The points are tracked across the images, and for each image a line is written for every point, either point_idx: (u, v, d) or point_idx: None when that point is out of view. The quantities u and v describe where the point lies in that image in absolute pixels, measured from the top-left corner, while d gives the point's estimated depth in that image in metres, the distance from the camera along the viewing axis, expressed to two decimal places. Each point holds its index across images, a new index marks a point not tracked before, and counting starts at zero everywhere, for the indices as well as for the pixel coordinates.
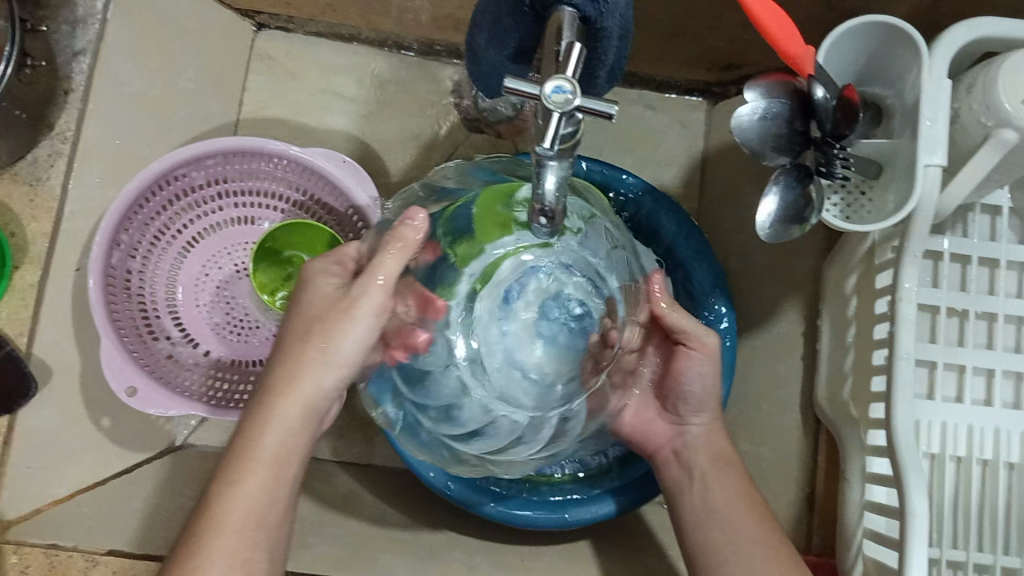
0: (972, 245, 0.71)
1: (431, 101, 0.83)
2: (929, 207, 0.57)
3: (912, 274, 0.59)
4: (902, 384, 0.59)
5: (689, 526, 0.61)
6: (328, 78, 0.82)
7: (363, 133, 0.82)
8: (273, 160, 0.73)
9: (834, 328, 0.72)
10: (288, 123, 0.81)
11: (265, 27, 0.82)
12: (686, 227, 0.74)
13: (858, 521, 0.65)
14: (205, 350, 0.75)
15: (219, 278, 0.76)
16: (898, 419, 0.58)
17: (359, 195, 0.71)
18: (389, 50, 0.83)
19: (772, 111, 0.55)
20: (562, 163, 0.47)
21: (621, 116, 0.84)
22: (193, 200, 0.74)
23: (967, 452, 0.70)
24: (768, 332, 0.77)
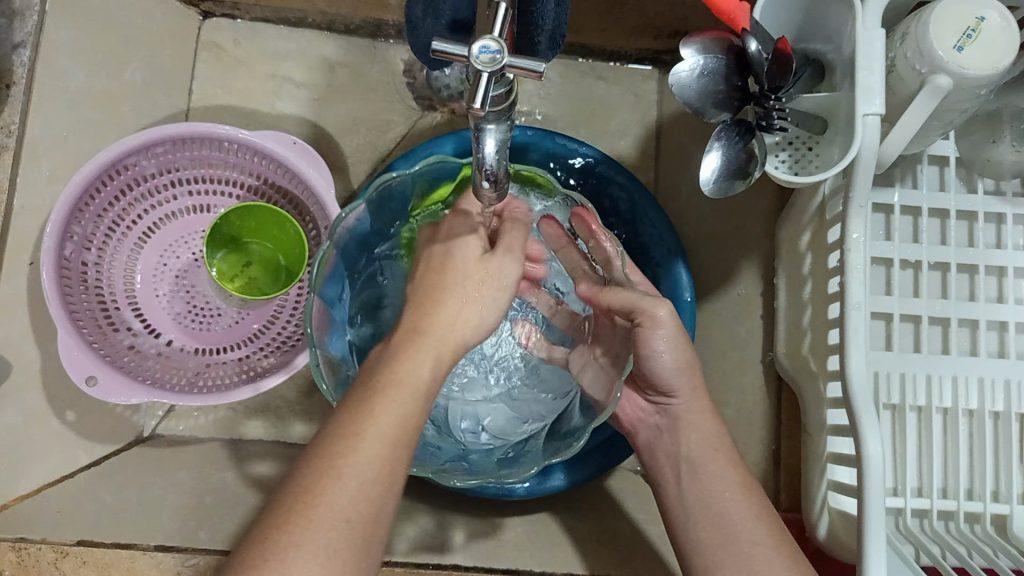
0: (922, 195, 0.69)
1: (382, 82, 0.83)
2: (870, 155, 0.57)
3: (860, 224, 0.59)
4: (854, 334, 0.58)
5: (678, 502, 0.58)
6: (276, 64, 0.82)
7: (315, 116, 0.82)
8: (224, 145, 0.73)
9: (790, 284, 0.72)
10: (238, 110, 0.82)
11: (210, 16, 0.82)
12: (638, 194, 0.73)
13: (822, 476, 0.64)
14: (167, 340, 0.75)
15: (177, 267, 0.76)
16: (852, 370, 0.57)
17: (310, 176, 0.71)
18: (338, 33, 0.83)
19: (709, 67, 0.56)
20: (499, 127, 0.47)
21: (572, 88, 0.85)
22: (146, 189, 0.74)
23: (928, 401, 0.66)
24: (728, 294, 0.77)
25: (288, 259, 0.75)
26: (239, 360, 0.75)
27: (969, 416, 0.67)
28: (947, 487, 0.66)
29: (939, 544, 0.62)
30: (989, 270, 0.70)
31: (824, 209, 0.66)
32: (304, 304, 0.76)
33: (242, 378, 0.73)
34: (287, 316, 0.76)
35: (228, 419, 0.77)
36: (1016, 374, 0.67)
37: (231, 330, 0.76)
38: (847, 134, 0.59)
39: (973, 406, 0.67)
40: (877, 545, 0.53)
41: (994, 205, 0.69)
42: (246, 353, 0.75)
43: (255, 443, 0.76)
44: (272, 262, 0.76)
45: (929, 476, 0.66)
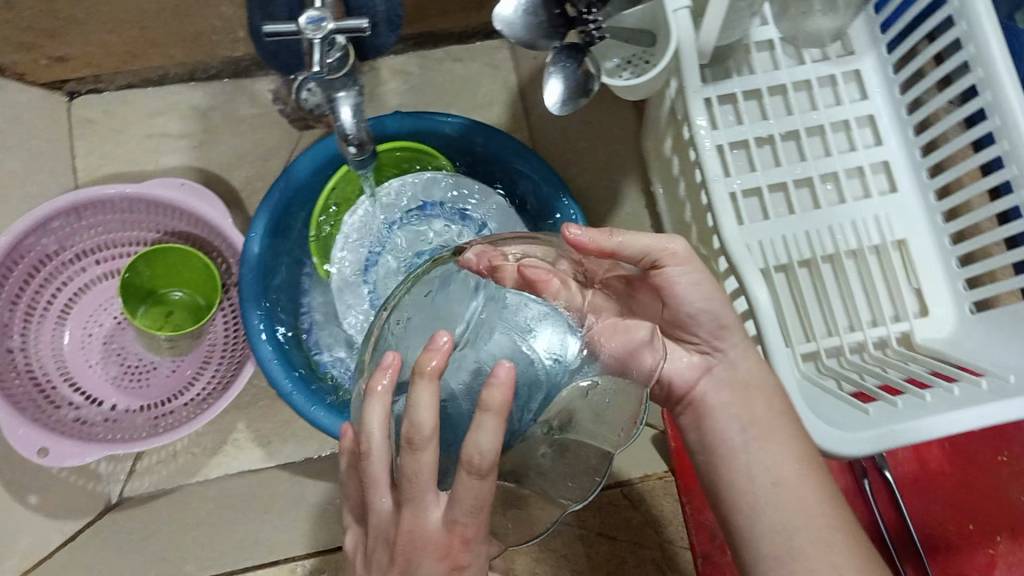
0: (758, 78, 0.76)
1: (255, 113, 0.87)
2: (689, 45, 0.63)
3: (699, 110, 0.66)
4: (722, 206, 0.64)
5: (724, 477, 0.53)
6: (152, 122, 0.86)
7: (200, 161, 0.86)
8: (116, 205, 0.75)
9: (667, 189, 0.78)
10: (127, 175, 0.85)
11: (77, 94, 0.85)
12: (510, 147, 0.77)
13: None
14: (111, 405, 0.77)
15: (103, 333, 0.79)
16: (730, 238, 0.63)
17: (205, 211, 0.74)
18: (201, 80, 0.87)
19: (529, 4, 0.61)
20: (351, 94, 0.53)
21: (432, 75, 0.90)
22: (53, 267, 0.76)
23: (814, 253, 0.72)
24: (618, 215, 0.83)
25: (206, 297, 0.78)
26: (186, 404, 0.77)
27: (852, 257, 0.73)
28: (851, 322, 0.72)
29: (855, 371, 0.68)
30: (835, 128, 0.76)
31: (674, 111, 0.71)
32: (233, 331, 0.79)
33: (190, 416, 0.75)
34: (221, 350, 0.79)
35: (190, 462, 0.77)
36: (881, 209, 0.73)
37: (172, 378, 0.79)
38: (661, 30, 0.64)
39: (853, 246, 0.73)
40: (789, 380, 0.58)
41: (823, 70, 0.76)
42: (192, 395, 0.78)
43: (222, 477, 0.77)
44: (195, 304, 0.79)
45: (833, 317, 0.72)
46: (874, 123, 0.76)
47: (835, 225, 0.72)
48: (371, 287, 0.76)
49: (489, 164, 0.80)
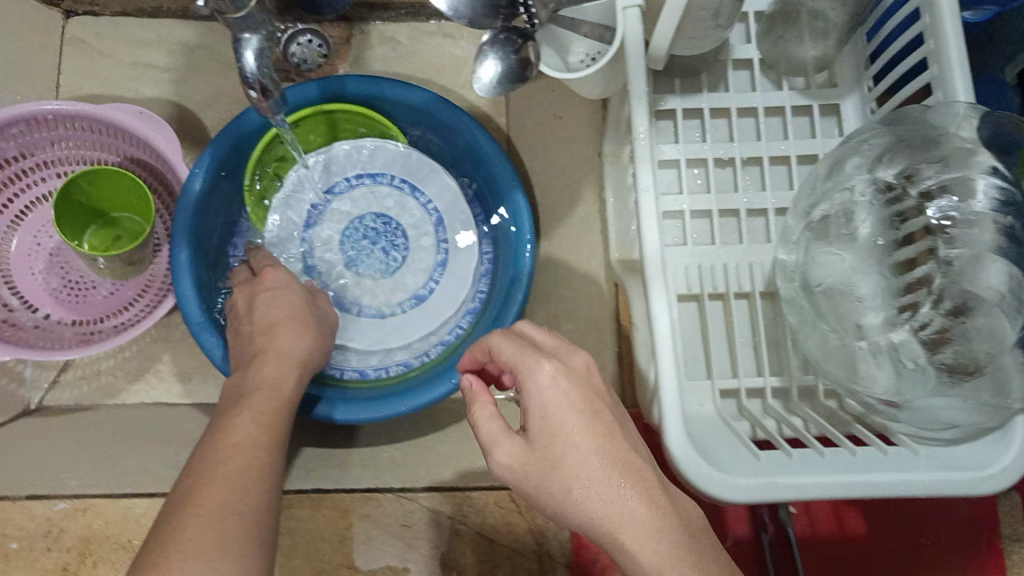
0: (729, 96, 0.73)
1: (241, 63, 0.88)
2: (636, 44, 0.60)
3: (642, 114, 0.62)
4: (646, 216, 0.60)
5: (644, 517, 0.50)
6: (138, 54, 0.88)
7: (178, 97, 0.87)
8: (75, 122, 0.77)
9: (616, 193, 0.73)
10: (105, 98, 0.86)
11: (73, 14, 0.87)
12: (468, 132, 0.76)
13: (647, 365, 0.66)
14: (44, 314, 0.79)
15: (51, 245, 0.81)
16: (647, 246, 0.60)
17: (157, 141, 0.76)
18: (193, 19, 0.88)
19: None
20: (256, 36, 0.53)
21: (419, 48, 0.90)
22: (15, 171, 0.79)
23: (727, 289, 0.69)
24: (571, 217, 0.79)
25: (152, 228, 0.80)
26: (114, 327, 0.80)
27: (765, 299, 0.70)
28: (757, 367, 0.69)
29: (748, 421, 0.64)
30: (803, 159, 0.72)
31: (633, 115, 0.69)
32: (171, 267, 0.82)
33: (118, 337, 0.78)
34: (158, 286, 0.82)
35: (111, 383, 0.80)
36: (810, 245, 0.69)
37: (108, 301, 0.81)
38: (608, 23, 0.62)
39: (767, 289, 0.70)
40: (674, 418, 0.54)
41: (799, 100, 0.73)
42: (122, 320, 0.80)
43: (139, 403, 0.79)
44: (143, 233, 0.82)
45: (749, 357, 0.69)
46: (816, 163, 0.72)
47: (757, 265, 0.70)
48: (308, 244, 0.79)
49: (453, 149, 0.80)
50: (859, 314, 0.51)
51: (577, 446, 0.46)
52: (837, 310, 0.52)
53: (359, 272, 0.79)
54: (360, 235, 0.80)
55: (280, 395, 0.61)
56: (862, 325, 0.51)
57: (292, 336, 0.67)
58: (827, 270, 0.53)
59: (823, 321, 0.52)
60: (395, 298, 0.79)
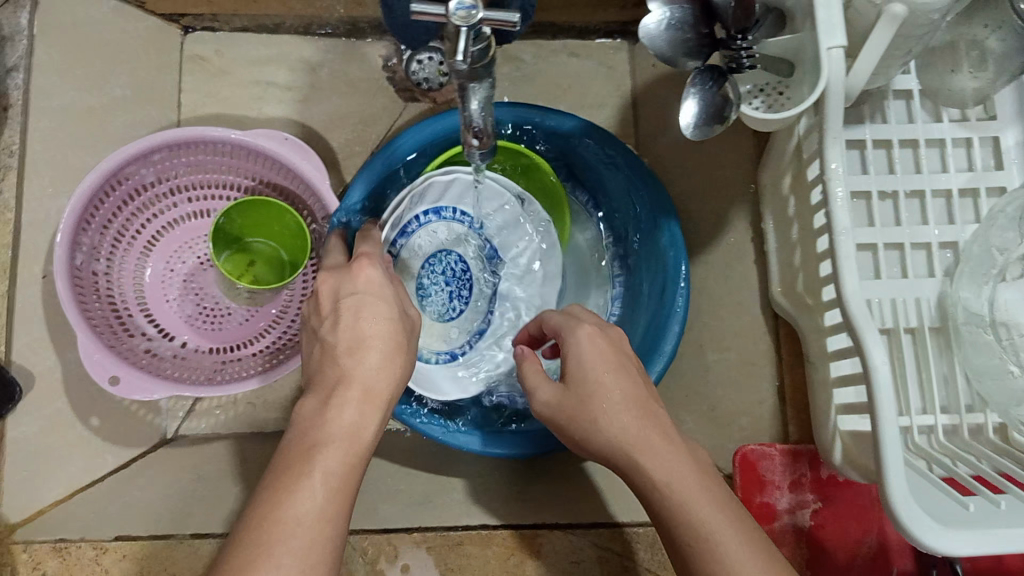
0: (891, 129, 0.74)
1: (364, 81, 0.86)
2: (838, 86, 0.60)
3: (837, 155, 0.63)
4: (846, 260, 0.62)
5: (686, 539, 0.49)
6: (258, 70, 0.84)
7: (302, 116, 0.85)
8: (218, 147, 0.75)
9: (779, 226, 0.74)
10: (225, 117, 0.83)
11: (191, 29, 0.83)
12: (623, 159, 0.75)
13: (829, 405, 0.68)
14: (181, 342, 0.78)
15: (185, 271, 0.79)
16: (849, 291, 0.61)
17: (306, 168, 0.74)
18: (314, 35, 0.86)
19: (677, 17, 0.58)
20: (483, 86, 0.51)
21: (546, 65, 0.88)
22: (148, 196, 0.76)
23: (895, 323, 0.72)
24: (720, 244, 0.80)
25: (291, 254, 0.77)
26: (254, 355, 0.78)
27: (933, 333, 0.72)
28: (925, 404, 0.71)
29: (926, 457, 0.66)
30: (962, 194, 0.74)
31: (801, 149, 0.69)
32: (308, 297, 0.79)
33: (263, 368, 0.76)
34: (293, 315, 0.79)
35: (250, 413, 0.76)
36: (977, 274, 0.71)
37: (243, 327, 0.79)
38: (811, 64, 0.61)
39: (936, 323, 0.72)
40: (894, 461, 0.57)
41: (960, 131, 0.74)
42: (259, 349, 0.79)
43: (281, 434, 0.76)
44: (275, 257, 0.79)
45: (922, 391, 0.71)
46: (977, 196, 0.73)
47: (924, 300, 0.72)
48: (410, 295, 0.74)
49: (601, 182, 0.82)
50: (1012, 340, 0.65)
51: (608, 385, 0.54)
52: (1002, 334, 0.65)
53: (419, 305, 0.75)
54: (439, 269, 0.75)
55: (361, 448, 0.49)
56: (1016, 347, 0.65)
57: (379, 367, 0.51)
58: (1007, 300, 0.66)
59: (995, 337, 0.65)
60: (434, 347, 0.75)
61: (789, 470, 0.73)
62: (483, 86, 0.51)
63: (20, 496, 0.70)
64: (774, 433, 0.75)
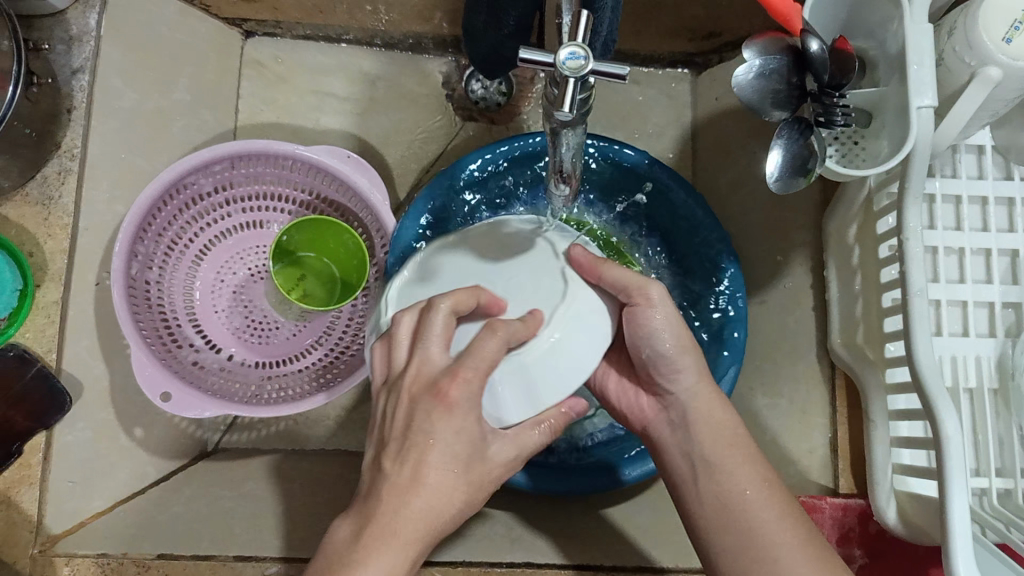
0: (961, 183, 0.73)
1: (425, 97, 0.86)
2: (925, 146, 0.59)
3: (915, 212, 0.60)
4: (919, 319, 0.59)
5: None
6: (319, 80, 0.86)
7: (359, 129, 0.86)
8: (278, 161, 0.74)
9: (841, 273, 0.73)
10: (284, 126, 0.86)
11: (253, 34, 0.86)
12: (684, 192, 0.76)
13: (886, 462, 0.66)
14: (227, 355, 0.76)
15: (235, 282, 0.78)
16: (919, 352, 0.58)
17: (366, 187, 0.72)
18: (377, 48, 0.86)
19: (768, 67, 0.57)
20: (577, 132, 0.49)
21: (606, 92, 0.88)
22: (204, 205, 0.75)
23: (954, 381, 0.69)
24: (777, 287, 0.79)
25: (344, 272, 0.76)
26: (298, 373, 0.76)
27: (994, 395, 0.70)
28: (979, 466, 0.68)
29: (978, 521, 0.64)
30: None
31: (872, 201, 0.67)
32: (359, 316, 0.78)
33: (307, 389, 0.74)
34: (340, 333, 0.78)
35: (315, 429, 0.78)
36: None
37: (289, 343, 0.78)
38: (900, 120, 0.60)
39: (994, 384, 0.70)
40: (962, 525, 0.54)
41: None
42: (303, 367, 0.77)
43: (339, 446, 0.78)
44: (329, 276, 0.77)
45: (981, 453, 0.68)
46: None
47: (983, 359, 0.70)
48: None
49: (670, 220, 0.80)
50: None
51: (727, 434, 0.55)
52: None
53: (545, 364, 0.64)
54: None
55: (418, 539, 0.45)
56: None
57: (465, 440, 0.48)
58: None
59: None
60: None
61: (838, 525, 0.71)
62: (578, 132, 0.50)
63: (64, 505, 0.68)
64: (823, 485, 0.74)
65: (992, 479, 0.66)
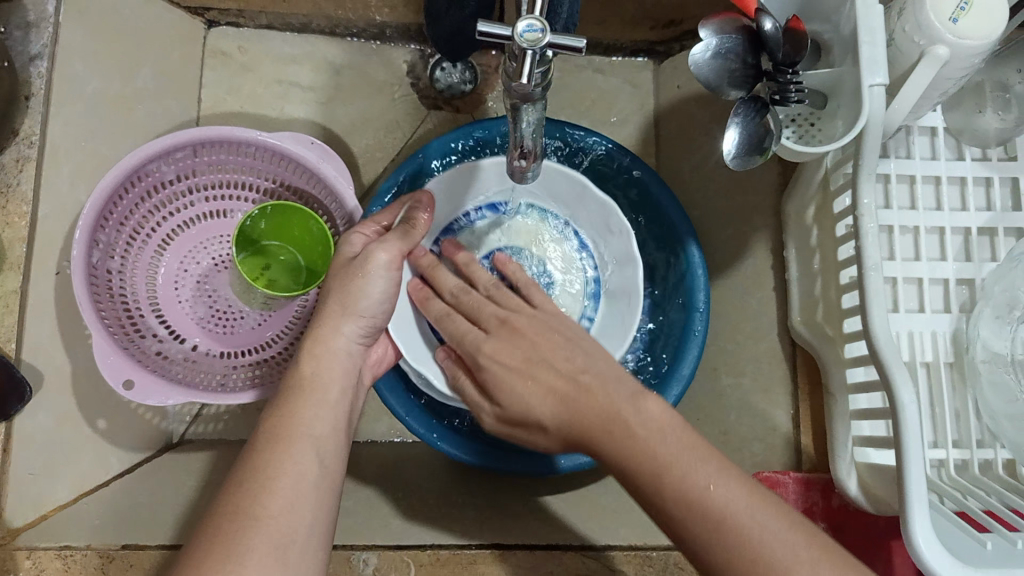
0: (916, 164, 0.74)
1: (391, 86, 0.86)
2: (877, 124, 0.60)
3: (869, 189, 0.62)
4: (875, 294, 0.60)
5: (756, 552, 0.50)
6: (284, 70, 0.85)
7: (324, 119, 0.85)
8: (241, 148, 0.74)
9: (800, 253, 0.74)
10: (248, 116, 0.85)
11: (215, 24, 0.84)
12: (644, 174, 0.77)
13: (846, 435, 0.68)
14: (192, 344, 0.76)
15: (198, 272, 0.78)
16: (875, 325, 0.59)
17: (330, 173, 0.72)
18: (341, 38, 0.86)
19: (724, 47, 0.59)
20: (539, 109, 0.50)
21: (571, 81, 0.89)
22: (167, 194, 0.75)
23: (912, 356, 0.71)
24: (739, 269, 0.80)
25: (310, 261, 0.76)
26: (264, 361, 0.76)
27: (950, 369, 0.71)
28: (937, 438, 0.69)
29: (936, 490, 0.65)
30: (981, 232, 0.74)
31: (829, 181, 0.69)
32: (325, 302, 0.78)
33: (274, 376, 0.73)
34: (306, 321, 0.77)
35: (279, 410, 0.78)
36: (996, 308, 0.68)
37: (254, 333, 0.78)
38: (854, 98, 0.62)
39: (950, 359, 0.71)
40: (919, 493, 0.54)
41: (981, 170, 0.75)
42: (270, 355, 0.76)
43: None
44: (295, 265, 0.77)
45: (940, 425, 0.69)
46: (996, 235, 0.73)
47: (939, 334, 0.71)
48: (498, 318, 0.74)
49: (630, 199, 0.81)
50: None
51: None
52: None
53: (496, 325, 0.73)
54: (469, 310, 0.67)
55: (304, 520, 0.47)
56: None
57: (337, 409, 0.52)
58: None
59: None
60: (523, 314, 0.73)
61: (803, 498, 0.72)
62: (537, 110, 0.50)
63: (29, 494, 0.68)
64: (786, 462, 0.75)
65: (949, 451, 0.67)
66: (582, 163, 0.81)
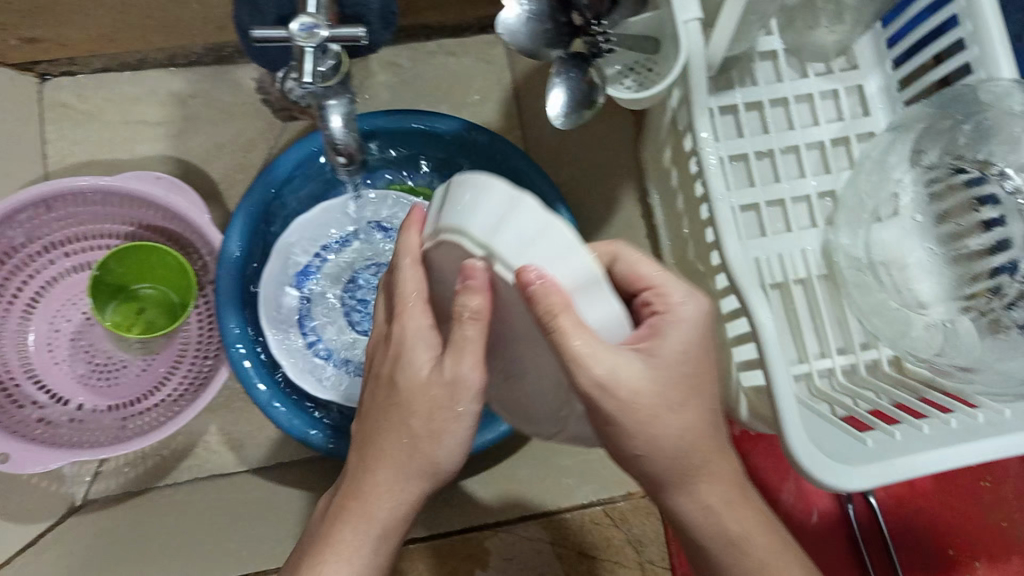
0: (761, 89, 0.75)
1: (240, 107, 0.84)
2: (698, 58, 0.60)
3: (706, 123, 0.62)
4: (725, 224, 0.61)
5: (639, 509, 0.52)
6: (129, 109, 0.84)
7: (178, 151, 0.84)
8: (88, 196, 0.71)
9: (663, 198, 0.75)
10: (99, 162, 0.83)
11: (48, 76, 0.83)
12: (496, 144, 0.76)
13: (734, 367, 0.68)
14: (77, 405, 0.74)
15: (71, 329, 0.76)
16: (730, 254, 0.60)
17: (183, 206, 0.70)
18: (181, 68, 0.84)
19: (533, 9, 0.59)
20: (343, 101, 0.52)
21: (423, 69, 0.88)
22: (21, 256, 0.73)
23: (786, 278, 0.72)
24: (613, 225, 0.81)
25: (179, 296, 0.74)
26: (155, 407, 0.74)
27: (825, 282, 0.72)
28: (823, 349, 0.70)
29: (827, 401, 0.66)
30: (835, 143, 0.75)
31: (676, 121, 0.68)
32: (206, 335, 0.76)
33: (166, 419, 0.72)
34: (192, 359, 0.76)
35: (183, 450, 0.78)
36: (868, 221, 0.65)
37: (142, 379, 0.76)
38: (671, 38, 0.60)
39: (824, 272, 0.72)
40: (792, 410, 0.55)
41: (826, 85, 0.76)
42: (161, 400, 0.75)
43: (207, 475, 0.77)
44: (167, 301, 0.75)
45: (825, 337, 0.70)
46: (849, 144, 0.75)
47: (810, 251, 0.72)
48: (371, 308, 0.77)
49: (491, 172, 0.80)
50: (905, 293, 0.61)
51: None
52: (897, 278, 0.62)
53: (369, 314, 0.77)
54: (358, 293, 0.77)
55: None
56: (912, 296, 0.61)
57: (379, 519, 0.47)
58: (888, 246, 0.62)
59: (880, 290, 0.62)
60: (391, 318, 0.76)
61: None
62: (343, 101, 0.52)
63: None
64: None
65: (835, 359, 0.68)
66: (438, 147, 0.79)
